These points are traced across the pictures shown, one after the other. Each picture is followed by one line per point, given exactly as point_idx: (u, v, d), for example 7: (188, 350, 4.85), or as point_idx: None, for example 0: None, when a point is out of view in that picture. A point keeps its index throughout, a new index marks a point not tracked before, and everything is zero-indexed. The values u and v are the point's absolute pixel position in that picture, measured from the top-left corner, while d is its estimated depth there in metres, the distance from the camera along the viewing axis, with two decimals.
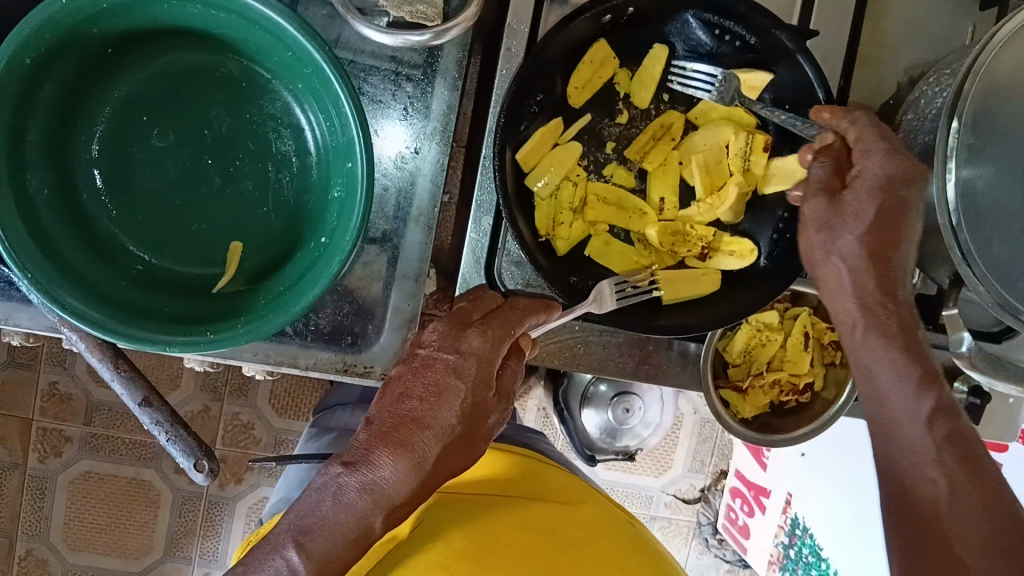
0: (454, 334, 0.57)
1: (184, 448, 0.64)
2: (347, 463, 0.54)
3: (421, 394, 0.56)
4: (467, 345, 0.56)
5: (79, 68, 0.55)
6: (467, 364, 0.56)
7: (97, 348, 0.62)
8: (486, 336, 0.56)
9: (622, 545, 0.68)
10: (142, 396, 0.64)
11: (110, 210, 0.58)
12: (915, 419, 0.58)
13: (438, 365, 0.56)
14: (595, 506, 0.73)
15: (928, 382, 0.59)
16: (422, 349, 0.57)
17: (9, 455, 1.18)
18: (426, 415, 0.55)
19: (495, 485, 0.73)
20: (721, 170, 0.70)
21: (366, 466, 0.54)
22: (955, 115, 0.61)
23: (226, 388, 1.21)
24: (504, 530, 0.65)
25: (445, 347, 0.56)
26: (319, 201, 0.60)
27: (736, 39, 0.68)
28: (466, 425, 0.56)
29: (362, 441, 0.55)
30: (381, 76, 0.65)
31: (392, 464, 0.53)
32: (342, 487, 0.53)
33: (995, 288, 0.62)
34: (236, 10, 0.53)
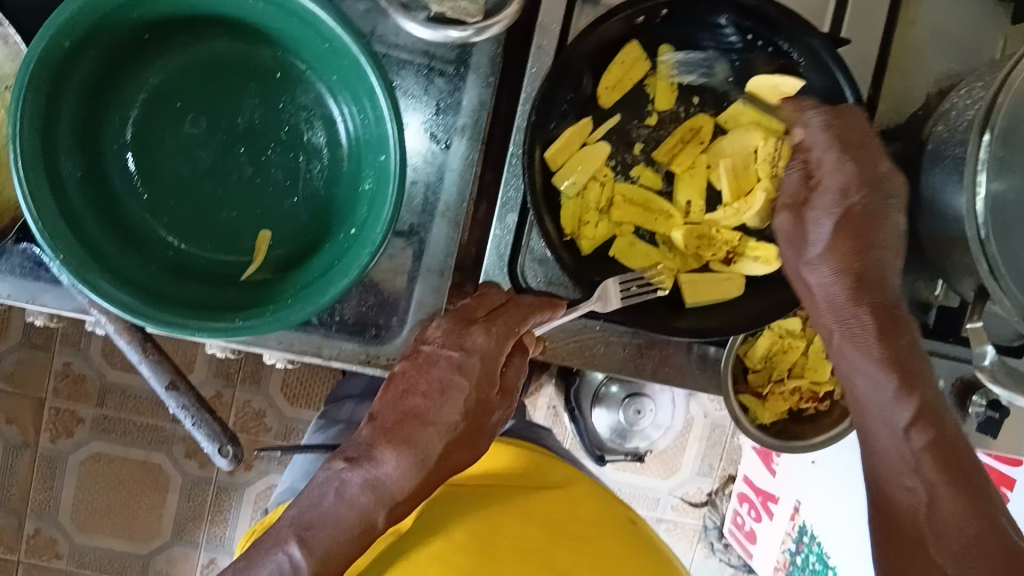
0: (458, 331, 0.57)
1: (209, 433, 0.64)
2: (350, 459, 0.55)
3: (425, 390, 0.56)
4: (471, 343, 0.56)
5: (116, 52, 0.55)
6: (471, 362, 0.56)
7: (126, 331, 0.62)
8: (490, 334, 0.56)
9: (626, 546, 0.67)
10: (169, 381, 0.64)
11: (140, 195, 0.59)
12: (890, 422, 0.63)
13: (442, 362, 0.56)
14: (600, 503, 0.72)
15: (907, 387, 0.62)
16: (426, 345, 0.57)
17: (21, 434, 1.19)
18: (429, 412, 0.55)
19: (498, 479, 0.72)
20: (749, 175, 0.70)
21: (368, 463, 0.55)
22: (987, 128, 0.61)
23: (239, 375, 1.21)
24: (506, 524, 0.65)
25: (449, 344, 0.56)
26: (349, 193, 0.60)
27: (768, 43, 0.69)
28: (468, 421, 0.56)
29: (366, 437, 0.55)
30: (413, 71, 0.65)
31: (394, 461, 0.54)
32: (345, 484, 0.55)
33: (1021, 303, 0.61)
34: (274, 0, 0.53)
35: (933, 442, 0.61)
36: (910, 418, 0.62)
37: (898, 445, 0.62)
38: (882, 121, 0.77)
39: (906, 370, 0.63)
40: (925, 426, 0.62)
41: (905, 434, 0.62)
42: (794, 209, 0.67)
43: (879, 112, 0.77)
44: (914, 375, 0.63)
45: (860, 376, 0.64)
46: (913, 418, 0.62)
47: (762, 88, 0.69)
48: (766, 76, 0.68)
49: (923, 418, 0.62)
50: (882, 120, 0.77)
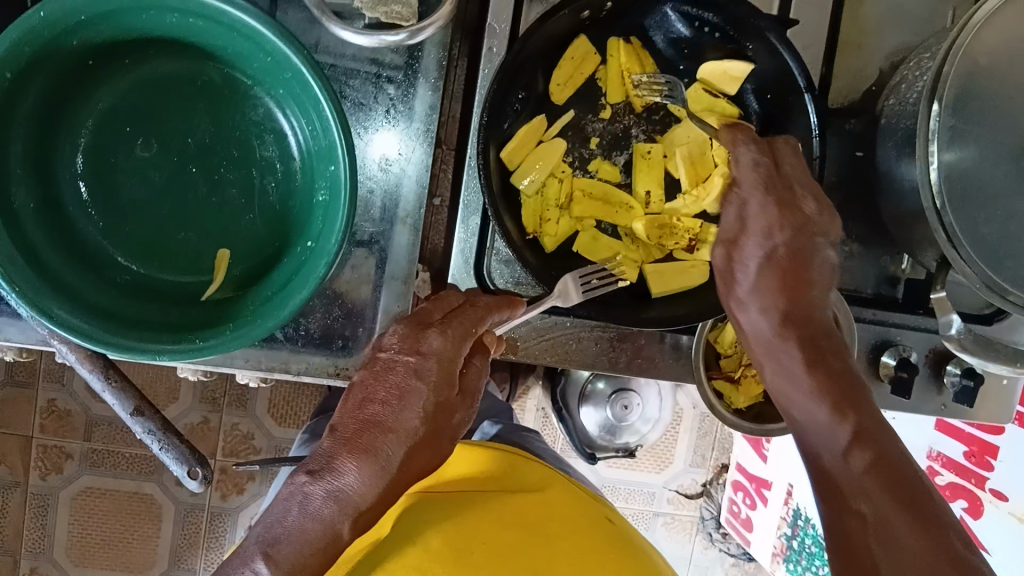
0: (414, 335, 0.56)
1: (178, 456, 0.61)
2: (312, 472, 0.53)
3: (383, 398, 0.55)
4: (428, 346, 0.56)
5: (61, 82, 0.55)
6: (428, 365, 0.56)
7: (87, 358, 0.59)
8: (446, 336, 0.56)
9: (603, 540, 0.66)
10: (134, 406, 0.61)
11: (97, 222, 0.59)
12: (832, 449, 0.54)
13: (399, 368, 0.56)
14: (574, 495, 0.73)
15: (842, 408, 0.55)
16: (382, 352, 0.57)
17: (11, 473, 1.19)
18: (390, 418, 0.55)
19: (472, 483, 0.72)
20: (706, 161, 0.71)
21: (330, 474, 0.53)
22: (935, 98, 0.62)
23: (225, 399, 1.21)
24: (481, 528, 0.65)
25: (405, 349, 0.56)
26: (304, 205, 0.60)
27: (714, 29, 0.68)
28: (428, 425, 0.56)
29: (326, 449, 0.54)
30: (362, 80, 0.64)
31: (356, 471, 0.53)
32: (308, 496, 0.52)
33: (982, 269, 0.64)
34: (213, 18, 0.53)
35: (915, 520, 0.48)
36: (852, 440, 0.53)
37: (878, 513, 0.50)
38: (837, 100, 0.79)
39: (840, 397, 0.56)
40: (866, 447, 0.53)
41: (845, 456, 0.53)
42: (727, 246, 0.65)
43: (833, 90, 0.78)
44: (849, 405, 0.55)
45: (796, 408, 0.58)
46: (852, 440, 0.53)
47: (714, 75, 0.70)
48: (718, 62, 0.70)
49: (864, 440, 0.53)
50: (837, 99, 0.78)
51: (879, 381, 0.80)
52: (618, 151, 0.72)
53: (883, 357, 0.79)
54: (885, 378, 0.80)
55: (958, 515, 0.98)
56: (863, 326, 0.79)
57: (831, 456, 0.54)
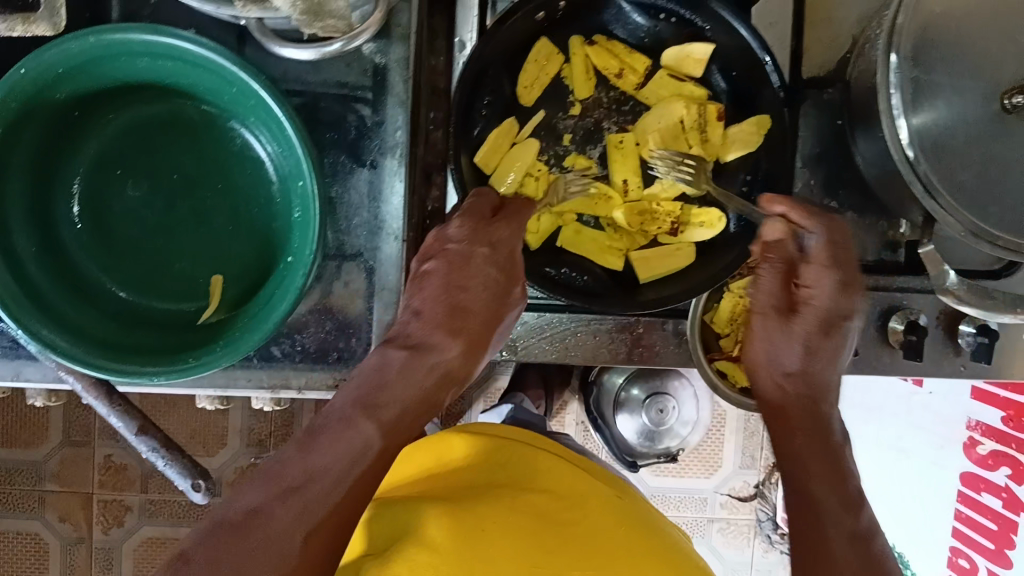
0: (479, 228, 0.61)
1: (181, 470, 0.64)
2: (408, 347, 0.58)
3: (455, 286, 0.61)
4: (497, 237, 0.62)
5: (51, 134, 0.59)
6: (500, 254, 0.62)
7: (92, 386, 0.62)
8: (513, 227, 0.62)
9: (629, 537, 0.59)
10: (138, 426, 0.64)
11: (98, 261, 0.63)
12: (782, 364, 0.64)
13: (471, 257, 0.61)
14: (584, 484, 0.64)
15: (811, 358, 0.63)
16: (447, 246, 0.61)
17: (76, 529, 1.23)
18: (472, 304, 0.60)
19: (466, 479, 0.63)
20: (680, 144, 0.72)
21: (434, 351, 0.58)
22: (892, 50, 0.62)
23: (271, 440, 1.21)
24: (492, 523, 0.56)
25: (475, 240, 0.61)
26: (286, 225, 0.63)
27: (673, 16, 0.71)
28: (495, 303, 0.62)
29: (420, 329, 0.59)
30: (333, 103, 0.67)
31: (456, 349, 0.59)
32: (391, 361, 0.57)
33: (966, 217, 0.63)
34: (178, 57, 0.57)
35: (860, 552, 0.52)
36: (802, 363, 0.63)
37: (849, 549, 0.52)
38: (812, 70, 0.78)
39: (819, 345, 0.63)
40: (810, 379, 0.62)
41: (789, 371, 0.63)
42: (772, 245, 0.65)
43: (807, 62, 0.78)
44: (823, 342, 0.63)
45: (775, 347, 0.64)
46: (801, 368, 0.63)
47: (679, 60, 0.71)
48: (680, 47, 0.70)
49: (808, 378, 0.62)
50: (812, 70, 0.78)
51: (890, 349, 0.79)
52: (592, 144, 0.74)
53: (890, 323, 0.78)
54: (896, 345, 0.78)
55: (1002, 483, 0.92)
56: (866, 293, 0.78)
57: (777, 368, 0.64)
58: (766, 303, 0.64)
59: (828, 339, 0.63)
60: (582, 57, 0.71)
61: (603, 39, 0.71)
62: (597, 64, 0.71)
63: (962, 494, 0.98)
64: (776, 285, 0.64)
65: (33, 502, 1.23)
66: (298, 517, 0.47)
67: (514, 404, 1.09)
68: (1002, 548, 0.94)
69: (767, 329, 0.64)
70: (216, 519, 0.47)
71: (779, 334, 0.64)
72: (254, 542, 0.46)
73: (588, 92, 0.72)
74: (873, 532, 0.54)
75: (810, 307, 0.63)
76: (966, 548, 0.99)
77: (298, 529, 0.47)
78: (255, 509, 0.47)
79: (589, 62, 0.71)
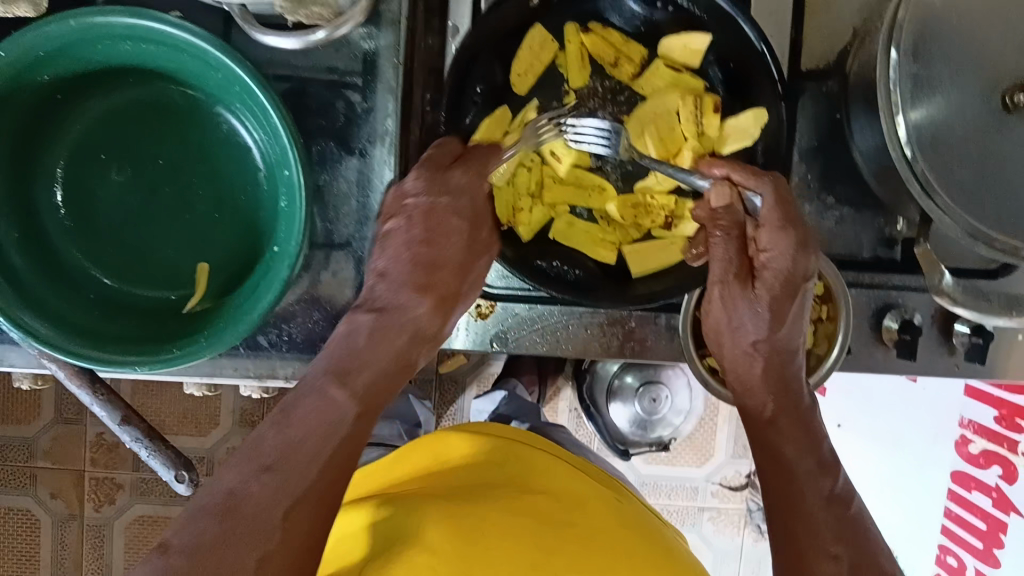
0: (437, 177, 0.63)
1: (164, 461, 0.63)
2: (375, 308, 0.61)
3: (421, 236, 0.64)
4: (454, 183, 0.63)
5: (32, 118, 0.58)
6: (460, 202, 0.64)
7: (75, 374, 0.62)
8: (467, 172, 0.63)
9: (626, 531, 0.60)
10: (121, 416, 0.64)
11: (81, 247, 0.62)
12: (742, 334, 0.65)
13: (435, 208, 0.63)
14: (580, 482, 0.65)
15: (776, 323, 0.63)
16: (408, 199, 0.63)
17: (67, 506, 1.23)
18: (439, 256, 0.64)
19: (463, 473, 0.65)
20: (675, 136, 0.70)
21: (396, 309, 0.62)
22: (892, 44, 0.61)
23: (263, 421, 1.20)
24: (491, 517, 0.57)
25: (433, 191, 0.63)
26: (272, 213, 0.62)
27: (669, 4, 0.69)
28: (465, 254, 0.65)
29: (389, 288, 0.62)
30: (323, 89, 0.66)
31: (424, 302, 0.63)
32: (356, 324, 0.60)
33: (961, 217, 0.62)
34: (161, 41, 0.56)
35: (837, 513, 0.58)
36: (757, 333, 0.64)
37: (826, 510, 0.57)
38: (811, 63, 0.77)
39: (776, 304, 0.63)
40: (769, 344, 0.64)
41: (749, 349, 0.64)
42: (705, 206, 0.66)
43: (807, 53, 0.76)
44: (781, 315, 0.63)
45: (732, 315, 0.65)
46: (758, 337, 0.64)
47: (676, 50, 0.70)
48: (676, 37, 0.69)
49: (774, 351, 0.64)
50: (811, 61, 0.77)
51: (883, 347, 0.78)
52: None
53: (884, 322, 0.78)
54: (889, 343, 0.78)
55: (994, 482, 0.91)
56: (859, 291, 0.78)
57: (739, 341, 0.65)
58: (724, 271, 0.64)
59: (793, 302, 0.63)
60: (578, 46, 0.70)
61: (598, 27, 0.70)
62: (593, 53, 0.70)
63: (952, 492, 0.98)
64: (730, 250, 0.64)
65: (24, 478, 1.23)
66: (278, 493, 0.49)
67: (508, 391, 1.08)
68: (990, 548, 0.93)
69: (729, 296, 0.65)
70: (198, 502, 0.48)
71: (741, 301, 0.64)
72: (234, 523, 0.47)
73: (584, 80, 0.71)
74: (848, 495, 0.59)
75: (768, 271, 0.63)
76: (954, 544, 0.99)
77: (280, 503, 0.48)
78: (232, 491, 0.48)
79: (585, 50, 0.70)
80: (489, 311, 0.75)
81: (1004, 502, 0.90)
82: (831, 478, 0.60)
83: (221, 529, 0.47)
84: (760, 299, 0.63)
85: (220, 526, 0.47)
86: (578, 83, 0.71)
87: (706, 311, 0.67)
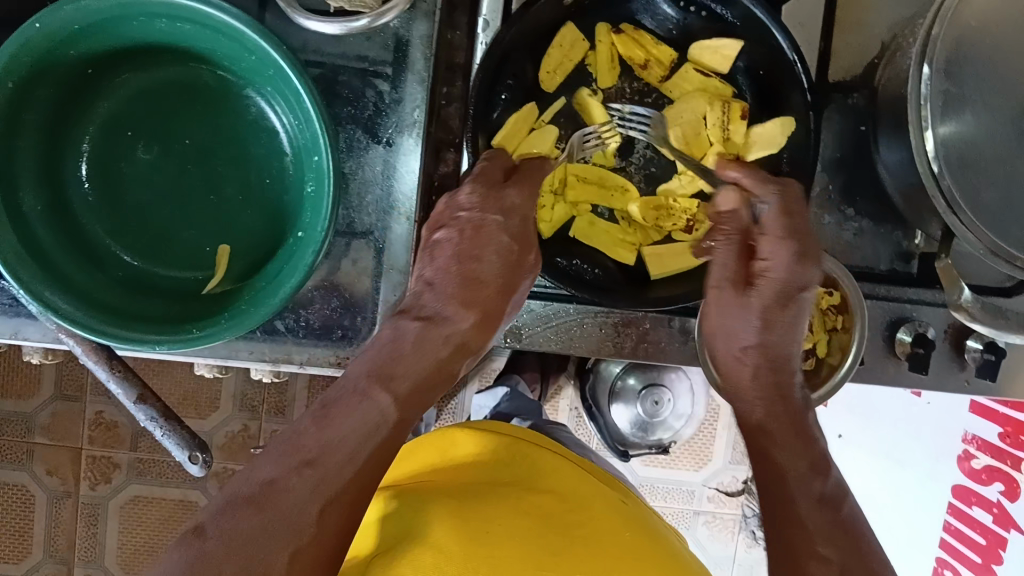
0: (493, 194, 0.63)
1: (180, 441, 0.63)
2: (421, 316, 0.60)
3: (472, 253, 0.63)
4: (509, 203, 0.63)
5: (63, 91, 0.58)
6: (513, 222, 0.63)
7: (92, 350, 0.62)
8: (522, 193, 0.64)
9: (634, 533, 0.59)
10: (138, 394, 0.63)
11: (104, 223, 0.62)
12: (731, 341, 0.64)
13: (487, 224, 0.63)
14: (587, 483, 0.64)
15: (766, 330, 0.62)
16: (462, 214, 0.63)
17: (63, 483, 1.22)
18: (483, 272, 0.62)
19: (470, 473, 0.64)
20: (701, 141, 0.71)
21: (441, 321, 0.60)
22: (925, 60, 0.61)
23: (264, 406, 1.20)
24: (494, 520, 0.56)
25: (487, 207, 0.62)
26: (298, 199, 0.62)
27: (703, 9, 0.69)
28: (509, 273, 0.63)
29: (437, 297, 0.61)
30: (353, 76, 0.66)
31: (468, 318, 0.61)
32: (401, 327, 0.60)
33: (985, 234, 0.62)
34: (198, 20, 0.55)
35: (831, 518, 0.53)
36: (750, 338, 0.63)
37: (817, 513, 0.53)
38: (839, 75, 0.77)
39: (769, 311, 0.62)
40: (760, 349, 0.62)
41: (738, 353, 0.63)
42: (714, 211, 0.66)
43: (835, 65, 0.77)
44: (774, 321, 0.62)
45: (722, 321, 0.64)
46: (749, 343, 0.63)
47: (707, 56, 0.70)
48: (708, 42, 0.69)
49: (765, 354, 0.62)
50: (838, 73, 0.77)
51: (895, 360, 0.78)
52: None
53: (898, 335, 0.77)
54: (901, 357, 0.78)
55: (995, 498, 0.92)
56: (875, 303, 0.78)
57: (728, 345, 0.64)
58: (721, 275, 0.64)
59: (787, 311, 0.62)
60: (609, 46, 0.70)
61: (630, 28, 0.70)
62: (623, 53, 0.70)
63: (952, 506, 0.98)
64: (730, 256, 0.64)
65: (21, 454, 1.22)
66: (315, 488, 0.47)
67: (512, 387, 1.08)
68: (989, 563, 0.94)
69: (721, 301, 0.64)
70: (233, 490, 0.47)
71: (733, 307, 0.63)
72: (269, 515, 0.46)
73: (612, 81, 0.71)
74: (840, 496, 0.55)
75: (765, 279, 0.62)
76: (953, 560, 0.99)
77: (314, 500, 0.47)
78: (270, 482, 0.47)
79: (616, 51, 0.70)
80: None
81: (1005, 518, 0.91)
82: (823, 479, 0.55)
83: (258, 519, 0.46)
84: (753, 306, 0.62)
85: (258, 516, 0.46)
86: (606, 83, 0.71)
87: (701, 315, 0.66)
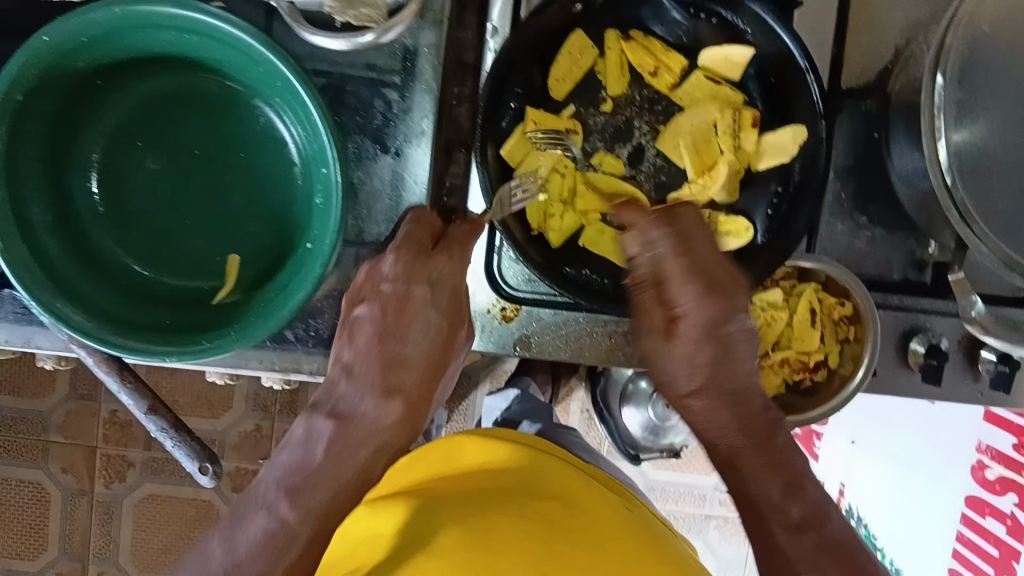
0: (420, 263, 0.61)
1: (189, 452, 0.64)
2: (332, 412, 0.60)
3: (395, 328, 0.61)
4: (436, 273, 0.61)
5: (71, 102, 0.58)
6: (438, 293, 0.62)
7: (103, 362, 0.62)
8: (451, 260, 0.61)
9: (645, 544, 0.55)
10: (148, 405, 0.64)
11: (113, 233, 0.62)
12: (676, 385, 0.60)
13: (411, 298, 0.61)
14: (595, 492, 0.60)
15: (701, 388, 0.58)
16: (385, 286, 0.61)
17: (77, 482, 1.23)
18: (402, 349, 0.61)
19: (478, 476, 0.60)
20: (711, 149, 0.70)
21: (353, 411, 0.60)
22: (939, 70, 0.60)
23: (276, 407, 1.21)
24: (500, 532, 0.51)
25: (414, 276, 0.61)
26: (305, 208, 0.62)
27: (712, 16, 0.69)
28: (434, 352, 0.62)
29: (360, 382, 0.60)
30: (361, 86, 0.66)
31: (384, 405, 0.60)
32: (315, 427, 0.59)
33: (999, 246, 0.61)
34: (205, 32, 0.55)
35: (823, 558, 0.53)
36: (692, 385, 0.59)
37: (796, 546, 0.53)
38: (851, 81, 0.76)
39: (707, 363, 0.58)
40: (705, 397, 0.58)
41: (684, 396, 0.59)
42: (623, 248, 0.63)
43: (847, 70, 0.76)
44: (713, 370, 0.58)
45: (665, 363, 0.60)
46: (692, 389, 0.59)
47: (717, 62, 0.69)
48: (719, 48, 0.68)
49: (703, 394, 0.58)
50: (851, 79, 0.76)
51: (909, 370, 0.77)
52: (621, 143, 0.72)
53: (912, 344, 0.76)
54: (915, 367, 0.77)
55: (1009, 510, 0.91)
56: (888, 313, 0.77)
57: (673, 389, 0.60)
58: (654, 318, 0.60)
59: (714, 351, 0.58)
60: (617, 54, 0.70)
61: (640, 35, 0.69)
62: (632, 61, 0.70)
63: (965, 516, 0.97)
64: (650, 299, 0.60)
65: (36, 452, 1.23)
66: None
67: (522, 390, 1.08)
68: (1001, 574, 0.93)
69: (655, 350, 0.60)
70: None
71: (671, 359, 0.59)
72: None
73: (620, 88, 0.71)
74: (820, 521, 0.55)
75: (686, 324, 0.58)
76: (965, 570, 0.98)
77: None
78: None
79: (624, 58, 0.70)
80: (513, 314, 0.75)
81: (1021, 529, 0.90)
82: (798, 508, 0.55)
83: None
84: (681, 351, 0.58)
85: None
86: (615, 91, 0.71)
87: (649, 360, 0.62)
